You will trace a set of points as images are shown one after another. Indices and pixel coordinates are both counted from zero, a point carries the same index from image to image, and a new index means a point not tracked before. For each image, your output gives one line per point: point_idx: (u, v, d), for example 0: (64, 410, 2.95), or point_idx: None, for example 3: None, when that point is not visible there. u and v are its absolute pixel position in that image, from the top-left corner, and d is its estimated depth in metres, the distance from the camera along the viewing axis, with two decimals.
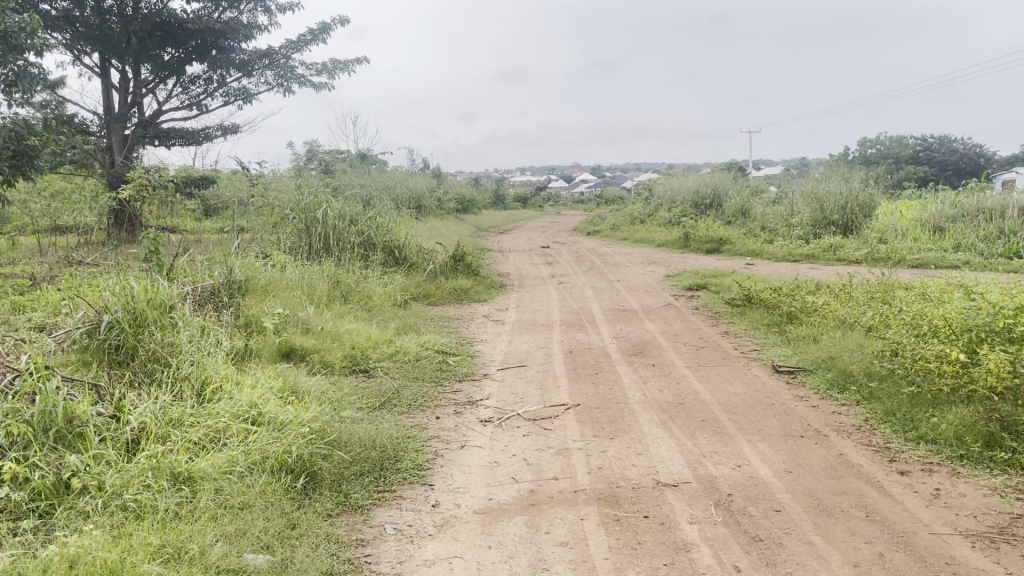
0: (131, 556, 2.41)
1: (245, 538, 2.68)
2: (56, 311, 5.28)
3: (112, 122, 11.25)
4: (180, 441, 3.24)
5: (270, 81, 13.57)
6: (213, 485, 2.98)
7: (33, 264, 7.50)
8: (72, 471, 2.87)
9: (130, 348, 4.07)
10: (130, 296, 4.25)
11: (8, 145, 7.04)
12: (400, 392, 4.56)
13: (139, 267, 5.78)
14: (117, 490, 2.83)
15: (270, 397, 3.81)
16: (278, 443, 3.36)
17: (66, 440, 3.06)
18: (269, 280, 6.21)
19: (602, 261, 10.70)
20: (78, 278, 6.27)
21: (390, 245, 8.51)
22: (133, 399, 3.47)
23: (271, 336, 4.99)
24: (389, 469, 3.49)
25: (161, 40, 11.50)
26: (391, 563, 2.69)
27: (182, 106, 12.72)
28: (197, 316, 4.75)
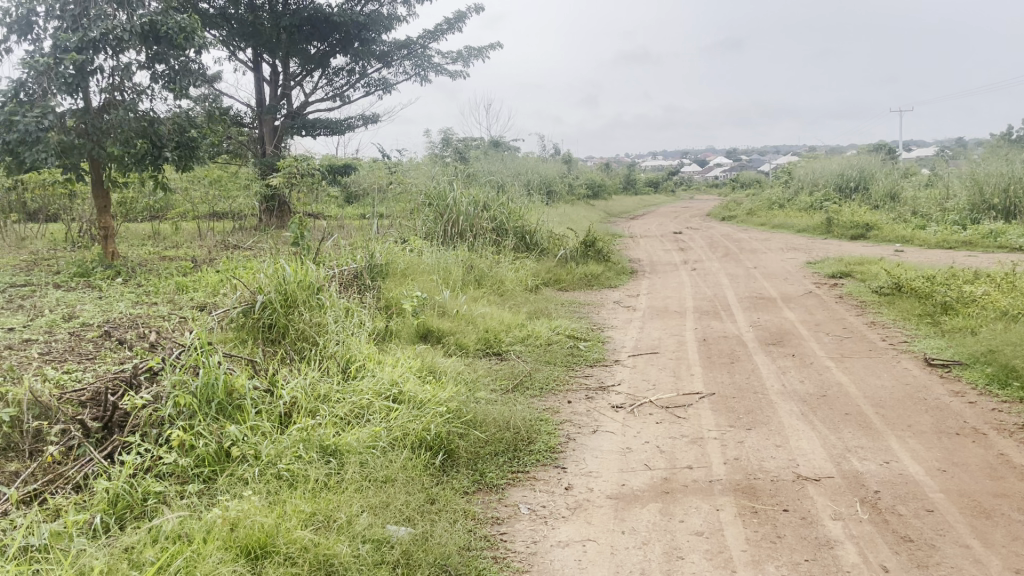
0: (285, 521, 2.56)
1: (388, 510, 2.80)
2: (215, 291, 5.68)
3: (264, 114, 11.93)
4: (328, 416, 3.42)
5: (408, 70, 13.85)
6: (358, 458, 3.13)
7: (194, 248, 8.09)
8: (232, 440, 3.09)
9: (282, 327, 4.34)
10: (282, 278, 4.52)
11: (171, 137, 7.56)
12: (532, 375, 4.62)
13: (289, 250, 6.13)
14: (271, 459, 3.03)
15: (409, 376, 3.96)
16: (418, 420, 3.49)
17: (226, 411, 3.30)
18: (408, 264, 6.42)
19: (738, 247, 10.38)
20: (234, 261, 6.71)
21: (522, 230, 8.56)
22: (285, 375, 3.70)
23: (410, 318, 5.19)
24: (523, 450, 3.55)
25: (308, 34, 12.01)
26: (526, 542, 2.74)
27: (326, 97, 13.27)
28: (341, 298, 4.98)
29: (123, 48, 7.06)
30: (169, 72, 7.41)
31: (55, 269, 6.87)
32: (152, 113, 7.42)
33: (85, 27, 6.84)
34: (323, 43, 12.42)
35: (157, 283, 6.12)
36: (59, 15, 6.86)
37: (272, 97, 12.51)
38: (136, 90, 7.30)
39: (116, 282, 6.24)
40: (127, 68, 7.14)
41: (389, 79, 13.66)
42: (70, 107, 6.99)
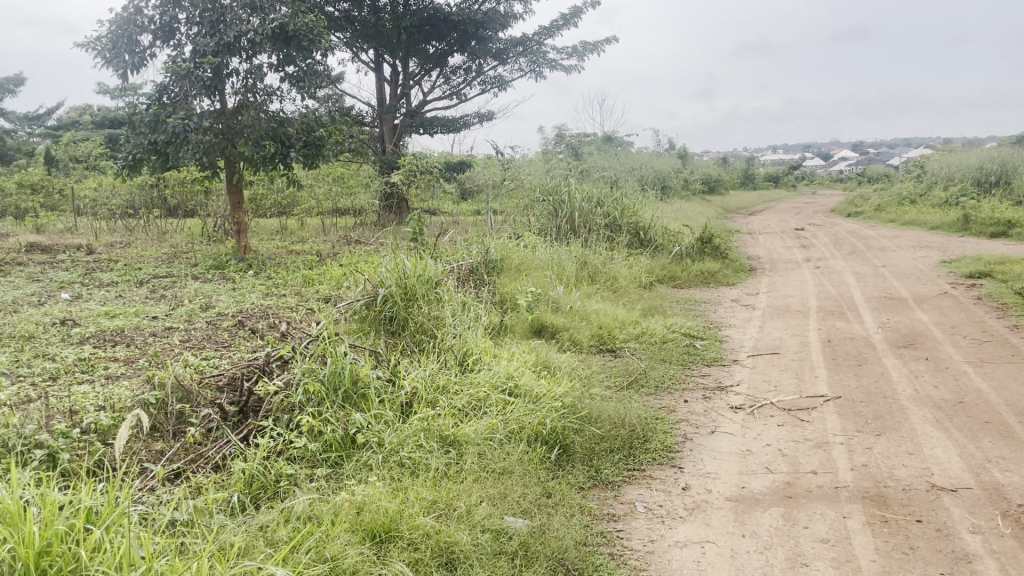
0: (408, 508, 2.64)
1: (506, 502, 2.84)
2: (339, 284, 5.91)
3: (384, 113, 12.29)
4: (447, 407, 3.50)
5: (524, 67, 13.85)
6: (477, 449, 3.19)
7: (318, 242, 8.43)
8: (357, 427, 3.21)
9: (402, 320, 4.47)
10: (403, 272, 4.67)
11: (300, 136, 7.91)
12: (648, 372, 4.57)
13: (408, 245, 6.31)
14: (394, 447, 3.13)
15: (525, 370, 4.00)
16: (533, 414, 3.52)
17: (351, 399, 3.43)
18: (522, 259, 6.47)
19: (864, 244, 9.92)
20: (356, 256, 6.94)
21: (636, 226, 8.42)
22: (406, 366, 3.81)
23: (525, 313, 5.24)
24: (639, 448, 3.51)
25: (428, 34, 12.28)
26: (643, 540, 2.72)
27: (444, 96, 13.53)
28: (458, 292, 5.09)
29: (257, 52, 7.43)
30: (298, 73, 7.72)
31: (194, 261, 7.32)
32: (282, 113, 7.79)
33: (222, 32, 7.26)
34: (442, 42, 12.66)
35: (285, 276, 6.42)
36: (200, 21, 7.31)
37: (393, 96, 12.86)
38: (267, 91, 7.66)
39: (248, 275, 6.59)
40: (260, 70, 7.52)
41: (505, 77, 13.76)
42: (208, 108, 7.45)
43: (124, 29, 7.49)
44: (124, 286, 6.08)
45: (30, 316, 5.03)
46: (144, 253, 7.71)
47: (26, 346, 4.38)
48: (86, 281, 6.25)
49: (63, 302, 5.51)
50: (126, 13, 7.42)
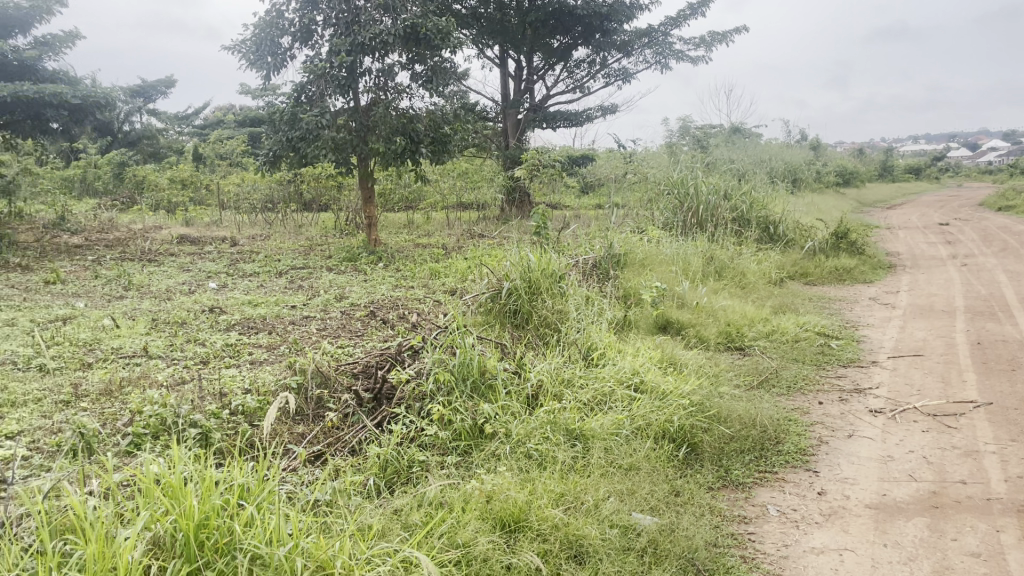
0: (537, 499, 2.67)
1: (634, 498, 2.81)
2: (464, 276, 6.02)
3: (508, 108, 12.42)
4: (573, 401, 3.50)
5: (649, 59, 13.52)
6: (603, 444, 3.18)
7: (443, 236, 8.61)
8: (485, 418, 3.27)
9: (526, 314, 4.51)
10: (527, 266, 4.70)
11: (428, 133, 8.08)
12: (779, 372, 4.42)
13: (531, 239, 6.35)
14: (521, 438, 3.16)
15: (651, 366, 3.95)
16: (660, 411, 3.47)
17: (479, 390, 3.49)
18: (647, 254, 6.40)
19: (1019, 240, 9.21)
20: (480, 249, 7.04)
21: (765, 220, 8.14)
22: (531, 359, 3.84)
23: (649, 308, 5.17)
24: (770, 450, 3.40)
25: (553, 28, 12.30)
26: (776, 545, 2.64)
27: (567, 89, 13.52)
28: (582, 287, 5.07)
29: (388, 51, 7.67)
30: (427, 71, 7.90)
31: (328, 254, 7.64)
32: (411, 110, 8.01)
33: (356, 33, 7.51)
34: (566, 36, 12.68)
35: (413, 269, 6.60)
36: (336, 22, 7.60)
37: (517, 91, 12.96)
38: (397, 89, 7.89)
39: (377, 267, 6.81)
40: (391, 69, 7.75)
41: (630, 68, 13.59)
42: (342, 106, 7.75)
43: (266, 32, 7.89)
44: (265, 276, 6.42)
45: (182, 304, 5.39)
46: (282, 246, 8.11)
47: (179, 332, 4.70)
48: (231, 272, 6.63)
49: (211, 290, 5.87)
50: (268, 17, 7.82)
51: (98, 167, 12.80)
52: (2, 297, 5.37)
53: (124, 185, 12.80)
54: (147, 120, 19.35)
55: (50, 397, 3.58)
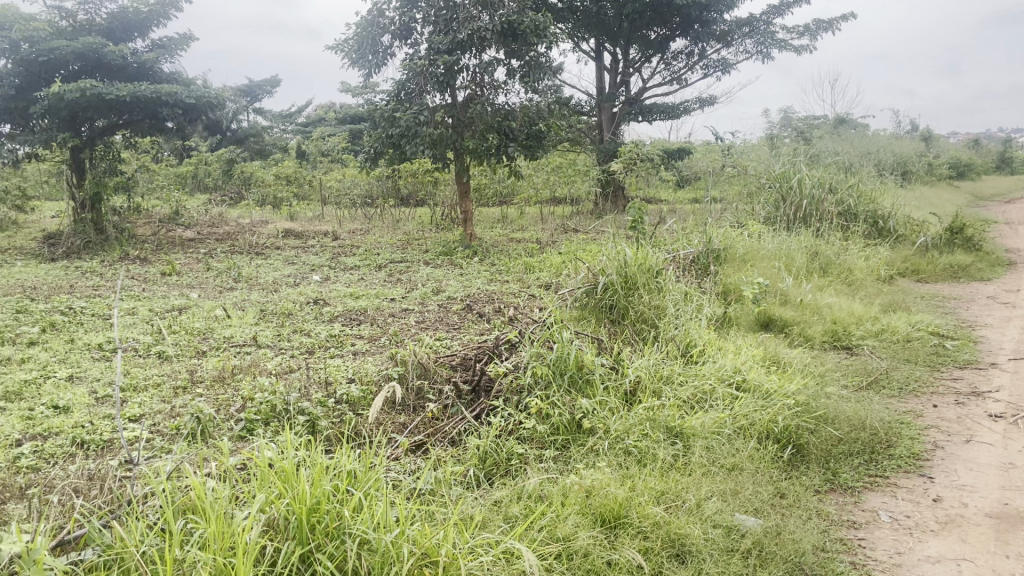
0: (638, 496, 2.64)
1: (737, 498, 2.75)
2: (559, 271, 6.02)
3: (603, 101, 12.34)
4: (673, 398, 3.45)
5: (749, 49, 13.03)
6: (704, 442, 3.12)
7: (537, 231, 8.62)
8: (583, 413, 3.25)
9: (623, 309, 4.47)
10: (624, 261, 4.65)
11: (524, 129, 8.09)
12: (889, 373, 4.23)
13: (628, 234, 6.29)
14: (620, 434, 3.13)
15: (754, 364, 3.85)
16: (764, 411, 3.39)
17: (577, 384, 3.48)
18: (747, 250, 6.24)
19: None
20: (575, 244, 7.01)
21: (873, 214, 7.81)
22: (630, 355, 3.80)
23: (750, 305, 5.04)
24: (881, 453, 3.27)
25: (650, 20, 12.14)
26: (888, 551, 2.53)
27: (664, 82, 13.32)
28: (681, 283, 4.98)
29: (485, 47, 7.73)
30: (523, 66, 7.91)
31: (425, 248, 7.77)
32: (507, 106, 8.04)
33: (455, 30, 7.60)
34: (663, 27, 12.52)
35: (508, 263, 6.63)
36: (435, 20, 7.72)
37: (612, 85, 12.85)
38: (494, 85, 7.94)
39: (473, 261, 6.88)
40: (488, 65, 7.81)
41: (729, 59, 13.27)
42: (440, 103, 7.86)
43: (368, 31, 8.08)
44: (364, 270, 6.58)
45: (288, 295, 5.59)
46: (381, 240, 8.29)
47: (285, 322, 4.87)
48: (333, 265, 6.83)
49: (314, 283, 6.06)
50: (370, 17, 8.00)
51: (209, 164, 13.41)
52: (124, 287, 5.69)
53: (232, 181, 13.37)
54: (254, 118, 20.15)
55: (168, 383, 3.77)
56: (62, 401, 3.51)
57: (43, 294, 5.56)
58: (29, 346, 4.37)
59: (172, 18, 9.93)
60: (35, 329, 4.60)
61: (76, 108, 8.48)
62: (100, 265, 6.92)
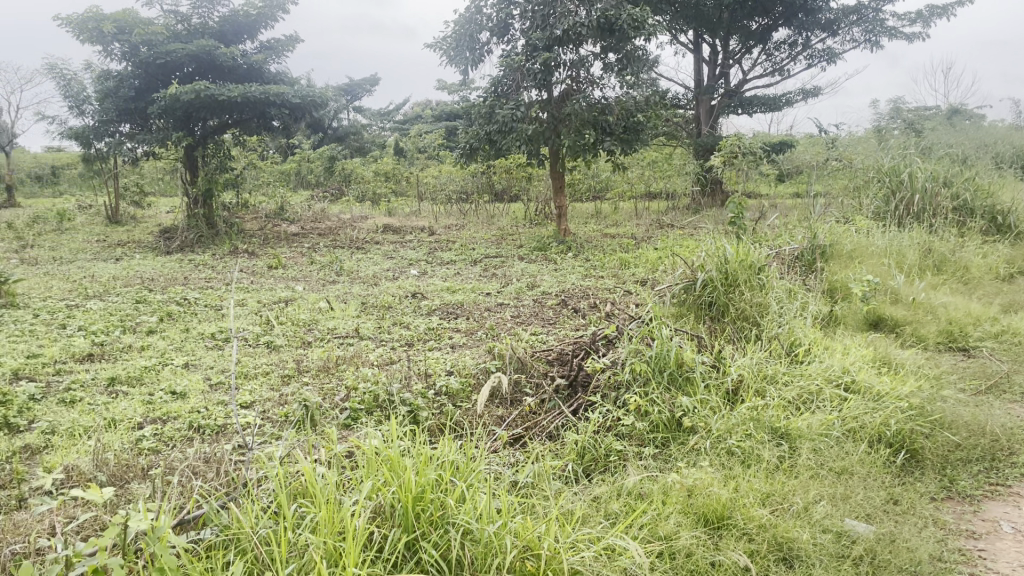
0: (742, 498, 2.58)
1: (848, 504, 2.65)
2: (655, 267, 5.94)
3: (701, 94, 12.15)
4: (777, 398, 3.35)
5: (857, 38, 12.55)
6: (811, 444, 3.02)
7: (632, 226, 8.53)
8: (683, 411, 3.20)
9: (723, 306, 4.37)
10: (725, 256, 4.54)
11: (621, 122, 8.00)
12: (1012, 377, 3.99)
13: (727, 230, 6.16)
14: (722, 433, 3.06)
15: (863, 365, 3.70)
16: (875, 414, 3.25)
17: (677, 382, 3.42)
18: (854, 246, 6.00)
19: None
20: (672, 240, 6.91)
21: (991, 210, 7.29)
22: (731, 353, 3.72)
23: (858, 304, 4.85)
24: (1004, 461, 3.08)
25: (751, 10, 11.87)
26: (1011, 564, 2.39)
27: (765, 73, 12.97)
28: (784, 280, 4.83)
29: (582, 42, 7.70)
30: (621, 60, 7.84)
31: (520, 243, 7.81)
32: (603, 100, 7.98)
33: (552, 25, 7.60)
34: (765, 17, 12.19)
35: (603, 259, 6.58)
36: (532, 15, 7.73)
37: (711, 77, 12.60)
38: (591, 79, 7.90)
39: (568, 257, 6.87)
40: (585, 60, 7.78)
41: (835, 48, 12.79)
42: (536, 99, 7.87)
43: (466, 29, 8.16)
44: (460, 264, 6.67)
45: (387, 289, 5.71)
46: (475, 235, 8.38)
47: (385, 315, 4.98)
48: (430, 260, 6.95)
49: (413, 277, 6.18)
50: (468, 14, 8.08)
51: (312, 161, 13.85)
52: (234, 279, 5.95)
53: (334, 177, 13.78)
54: (353, 117, 20.71)
55: (276, 371, 3.92)
56: (180, 387, 3.69)
57: (161, 286, 5.87)
58: (149, 334, 4.62)
59: (279, 20, 10.29)
60: (154, 319, 4.86)
61: (190, 108, 8.90)
62: (211, 258, 7.25)
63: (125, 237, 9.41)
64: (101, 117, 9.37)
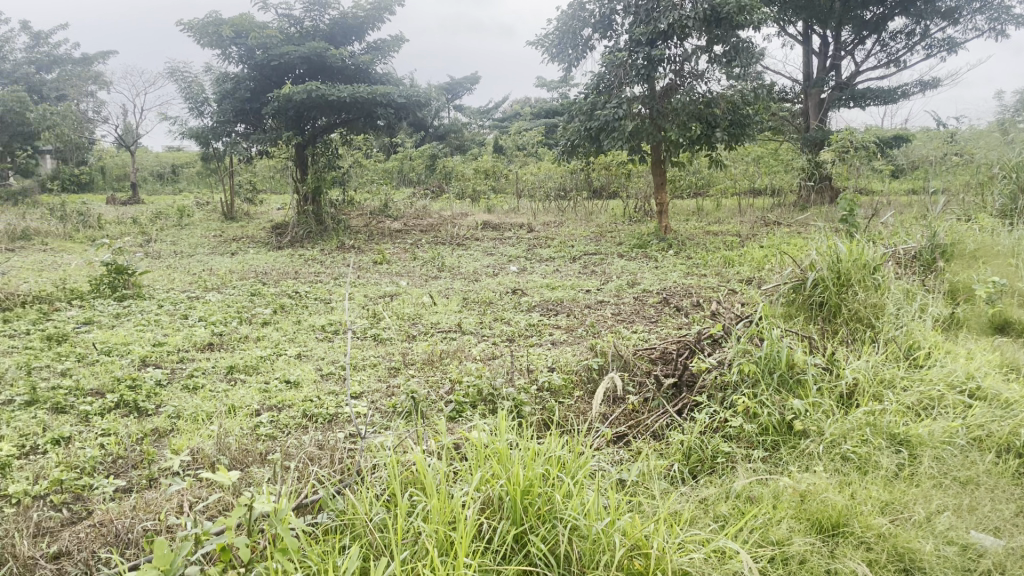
0: (859, 505, 2.49)
1: (974, 516, 2.51)
2: (761, 265, 5.79)
3: (812, 87, 11.93)
4: (895, 403, 3.20)
5: (982, 26, 11.86)
6: (933, 452, 2.87)
7: (735, 224, 8.34)
8: (795, 414, 3.10)
9: (834, 306, 4.21)
10: (837, 255, 4.39)
11: (726, 116, 7.80)
12: None
13: (838, 227, 5.94)
14: (836, 438, 2.96)
15: (989, 371, 3.50)
16: (1003, 422, 3.06)
17: (787, 384, 3.32)
18: (978, 245, 5.68)
19: None
20: (778, 238, 6.71)
21: None
22: (845, 355, 3.58)
23: (983, 306, 4.59)
24: None
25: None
26: None
27: (880, 65, 12.46)
28: (901, 280, 4.62)
29: (688, 35, 7.56)
30: (727, 53, 7.65)
31: (620, 240, 7.76)
32: (707, 95, 7.82)
33: (656, 18, 7.50)
34: (880, 7, 11.72)
35: (706, 257, 6.46)
36: (636, 10, 7.66)
37: (821, 69, 12.20)
38: (696, 74, 7.76)
39: (669, 254, 6.77)
40: (690, 53, 7.65)
41: (957, 38, 12.15)
42: (639, 94, 7.80)
43: (569, 25, 8.17)
44: (560, 261, 6.69)
45: (488, 285, 5.78)
46: (575, 232, 8.38)
47: (487, 311, 5.04)
48: (529, 256, 6.99)
49: (513, 273, 6.23)
50: (571, 10, 8.06)
51: (413, 159, 14.13)
52: (342, 274, 6.14)
53: (435, 175, 14.03)
54: (454, 115, 21.02)
55: (382, 363, 4.02)
56: (293, 377, 3.84)
57: (273, 279, 6.12)
58: (263, 325, 4.83)
59: (385, 21, 10.50)
60: (268, 310, 5.07)
61: (301, 108, 9.25)
62: (320, 253, 7.50)
63: (239, 232, 9.85)
64: (219, 118, 9.85)
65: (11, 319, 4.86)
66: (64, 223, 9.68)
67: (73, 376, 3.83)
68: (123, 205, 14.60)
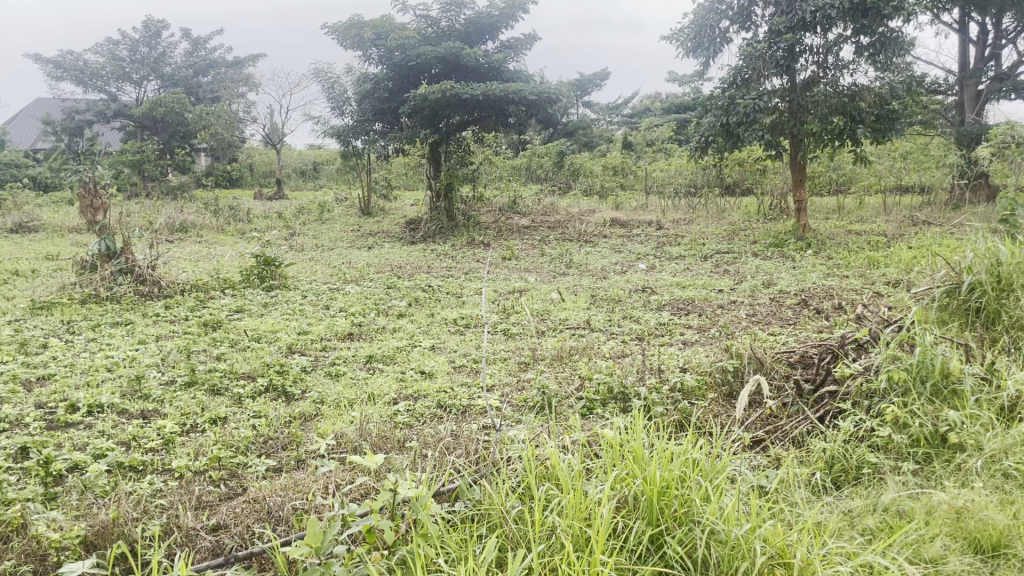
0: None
1: None
2: (909, 267, 5.48)
3: (967, 79, 11.13)
4: None
5: None
6: None
7: (880, 223, 7.92)
8: (949, 425, 2.90)
9: (993, 312, 3.93)
10: (997, 258, 4.10)
11: (872, 110, 7.42)
12: None
13: (998, 227, 5.53)
14: (998, 453, 2.74)
15: None
16: None
17: (941, 394, 3.12)
18: None
19: None
20: (930, 238, 6.32)
21: None
22: (1007, 365, 3.33)
23: None
24: None
25: None
26: None
27: None
28: None
29: (832, 25, 7.25)
30: (874, 44, 7.28)
31: (754, 238, 7.60)
32: (852, 88, 7.46)
33: (798, 9, 7.23)
34: None
35: (847, 257, 6.17)
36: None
37: (978, 59, 11.40)
38: (840, 65, 7.43)
39: (807, 254, 6.51)
40: (834, 44, 7.32)
41: None
42: (778, 87, 7.57)
43: (706, 18, 8.01)
44: (691, 259, 6.57)
45: (617, 282, 5.74)
46: (706, 230, 8.20)
47: (616, 308, 5.01)
48: (659, 254, 6.89)
49: (642, 271, 6.17)
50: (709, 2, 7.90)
51: (541, 157, 14.21)
52: (473, 270, 6.26)
53: (563, 172, 14.05)
54: (582, 112, 20.98)
55: (513, 358, 4.07)
56: (428, 367, 3.96)
57: (407, 273, 6.31)
58: (399, 317, 4.99)
59: (519, 19, 10.59)
60: (403, 303, 5.23)
61: (436, 107, 9.50)
62: (451, 248, 7.67)
63: (375, 227, 10.22)
64: (359, 117, 10.35)
65: (173, 306, 5.24)
66: (216, 216, 10.33)
67: (227, 360, 4.09)
68: (268, 200, 15.43)
